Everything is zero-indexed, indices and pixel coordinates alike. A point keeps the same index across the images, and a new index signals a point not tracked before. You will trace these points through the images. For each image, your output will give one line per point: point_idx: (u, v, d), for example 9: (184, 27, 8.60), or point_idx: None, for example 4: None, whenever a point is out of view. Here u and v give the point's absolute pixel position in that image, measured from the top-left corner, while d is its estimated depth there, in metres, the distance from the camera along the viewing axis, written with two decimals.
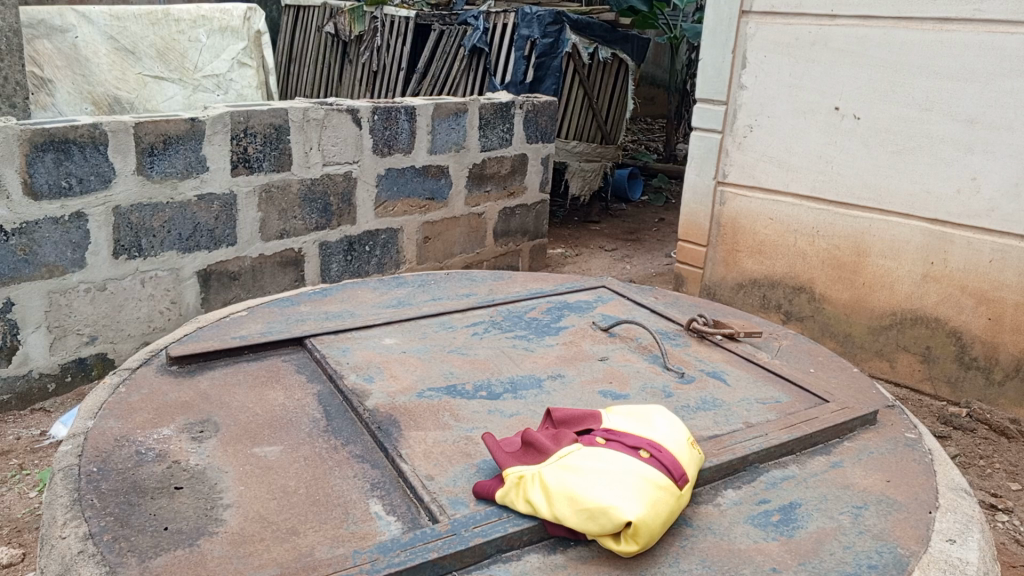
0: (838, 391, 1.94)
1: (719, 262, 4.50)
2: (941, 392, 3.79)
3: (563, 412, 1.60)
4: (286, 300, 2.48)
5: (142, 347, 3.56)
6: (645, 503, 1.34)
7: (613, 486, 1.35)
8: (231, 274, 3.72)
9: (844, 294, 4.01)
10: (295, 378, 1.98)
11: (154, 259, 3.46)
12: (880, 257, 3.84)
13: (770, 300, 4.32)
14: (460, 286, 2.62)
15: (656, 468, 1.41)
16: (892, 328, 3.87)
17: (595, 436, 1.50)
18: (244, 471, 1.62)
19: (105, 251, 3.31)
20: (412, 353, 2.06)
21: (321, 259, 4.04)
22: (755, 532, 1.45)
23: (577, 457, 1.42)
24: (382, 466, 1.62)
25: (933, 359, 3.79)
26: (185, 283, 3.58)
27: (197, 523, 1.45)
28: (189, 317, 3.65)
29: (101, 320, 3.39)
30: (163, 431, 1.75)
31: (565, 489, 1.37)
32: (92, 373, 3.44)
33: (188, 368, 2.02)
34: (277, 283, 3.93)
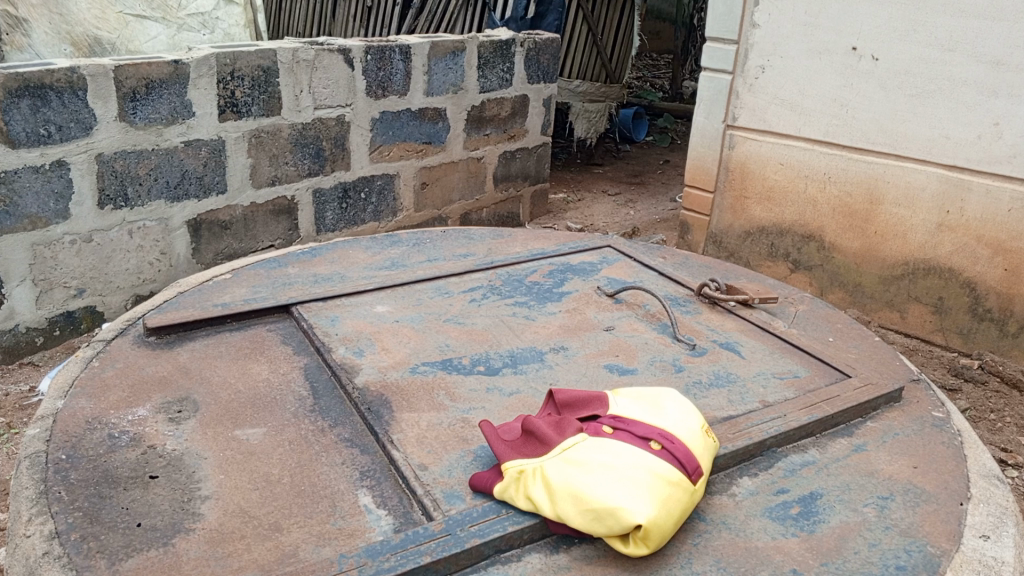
0: (860, 364, 1.82)
1: (727, 209, 4.34)
2: (952, 343, 3.68)
3: (565, 394, 1.47)
4: (273, 262, 2.34)
5: (133, 299, 3.44)
6: (656, 503, 1.24)
7: (622, 485, 1.24)
8: (221, 223, 3.57)
9: (854, 243, 3.87)
10: (280, 350, 1.86)
11: (141, 209, 3.30)
12: (893, 205, 3.68)
13: (778, 249, 4.18)
14: (456, 245, 2.48)
15: (668, 462, 1.30)
16: (904, 278, 3.74)
17: (601, 424, 1.39)
18: (225, 457, 1.51)
19: (89, 201, 3.15)
20: (405, 323, 1.93)
21: (314, 207, 3.88)
22: (773, 528, 1.35)
23: (582, 451, 1.30)
24: (373, 452, 1.51)
25: (944, 311, 3.67)
26: (175, 234, 3.44)
27: (173, 518, 1.35)
28: (179, 269, 3.52)
29: (88, 273, 3.26)
30: (139, 411, 1.64)
31: (570, 487, 1.26)
32: (81, 326, 3.33)
33: (166, 340, 1.89)
34: (269, 232, 3.78)
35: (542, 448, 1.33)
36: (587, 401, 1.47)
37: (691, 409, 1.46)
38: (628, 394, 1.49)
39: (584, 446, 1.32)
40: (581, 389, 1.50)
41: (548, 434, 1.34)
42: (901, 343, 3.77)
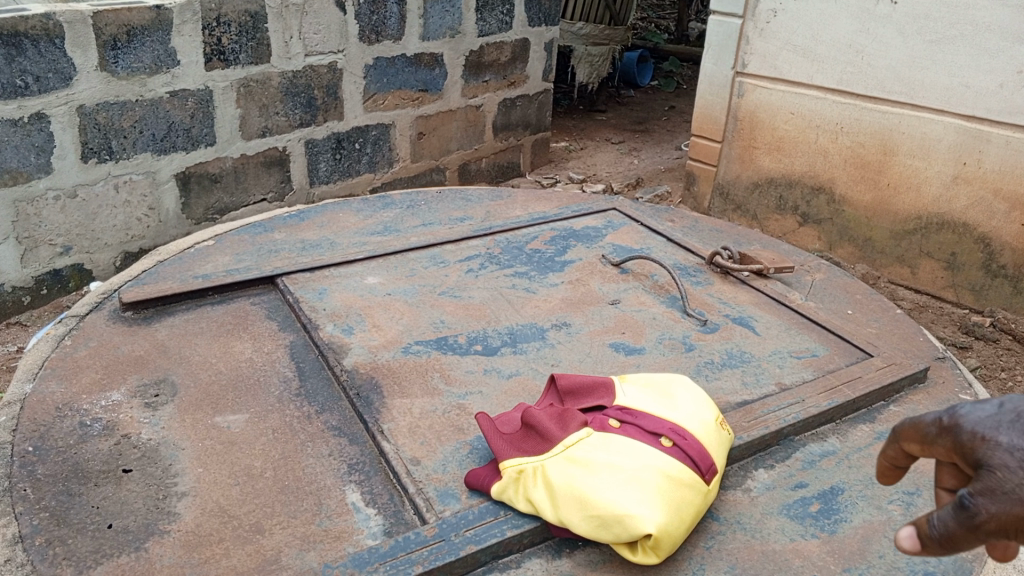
0: (881, 341, 1.71)
1: (735, 159, 4.14)
2: (963, 299, 3.56)
3: (569, 381, 1.37)
4: (259, 227, 2.21)
5: (122, 256, 3.24)
6: (667, 509, 1.14)
7: (630, 490, 1.14)
8: (211, 176, 3.36)
9: (866, 195, 3.69)
10: (264, 326, 1.75)
11: (126, 162, 3.08)
12: (908, 155, 3.51)
13: (787, 201, 4.00)
14: (453, 208, 2.35)
15: (680, 461, 1.20)
16: (916, 233, 3.59)
17: (607, 417, 1.28)
18: (204, 448, 1.41)
19: (71, 155, 2.93)
20: (398, 296, 1.81)
21: (307, 158, 3.67)
22: (791, 528, 1.26)
23: (587, 450, 1.20)
24: (362, 442, 1.41)
25: (957, 267, 3.54)
26: (163, 188, 3.22)
27: (146, 519, 1.26)
28: (169, 224, 3.33)
29: (74, 230, 3.06)
30: (113, 395, 1.54)
31: (573, 490, 1.16)
32: (70, 285, 3.15)
33: (143, 315, 1.78)
34: (261, 185, 3.57)
35: (544, 444, 1.23)
36: (592, 390, 1.36)
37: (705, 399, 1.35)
38: (637, 382, 1.38)
39: (589, 443, 1.22)
40: (586, 375, 1.39)
41: (550, 428, 1.24)
42: (910, 300, 3.63)
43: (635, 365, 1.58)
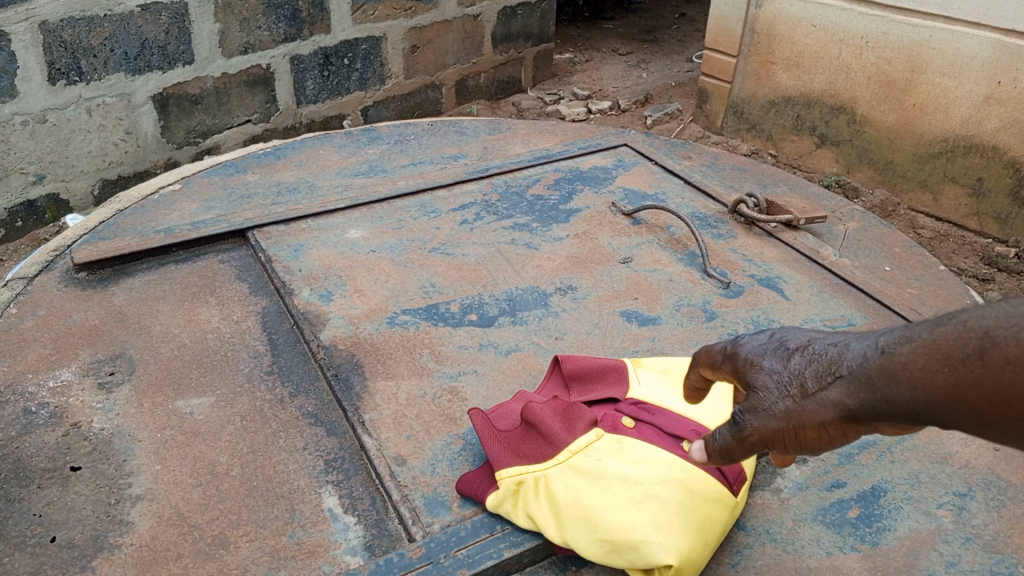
0: (926, 308, 1.52)
1: (750, 76, 3.38)
2: (988, 228, 2.89)
3: (575, 365, 1.19)
4: (231, 167, 2.00)
5: (103, 185, 2.84)
6: (689, 531, 0.98)
7: (645, 510, 0.99)
8: (191, 98, 2.89)
9: (889, 116, 2.97)
10: (233, 289, 1.56)
11: (99, 84, 2.65)
12: (940, 69, 2.77)
13: (804, 122, 3.26)
14: (446, 143, 2.14)
15: (706, 471, 1.04)
16: (941, 157, 2.89)
17: (619, 414, 1.11)
18: (163, 440, 1.25)
19: (38, 77, 2.53)
20: (383, 255, 1.62)
21: (292, 75, 3.14)
22: (827, 539, 1.10)
23: (597, 458, 1.04)
24: (342, 433, 1.25)
25: (982, 194, 2.86)
26: (140, 111, 2.78)
27: (94, 531, 1.11)
28: (148, 150, 2.88)
29: (46, 157, 2.67)
30: (62, 374, 1.37)
31: (580, 507, 1.00)
32: (46, 216, 2.79)
33: (99, 276, 1.59)
34: (245, 105, 3.06)
35: (547, 447, 1.06)
36: (601, 375, 1.18)
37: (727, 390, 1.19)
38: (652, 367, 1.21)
39: (599, 448, 1.05)
40: (594, 356, 1.21)
41: (554, 429, 1.07)
42: (930, 230, 2.95)
43: (650, 339, 1.40)
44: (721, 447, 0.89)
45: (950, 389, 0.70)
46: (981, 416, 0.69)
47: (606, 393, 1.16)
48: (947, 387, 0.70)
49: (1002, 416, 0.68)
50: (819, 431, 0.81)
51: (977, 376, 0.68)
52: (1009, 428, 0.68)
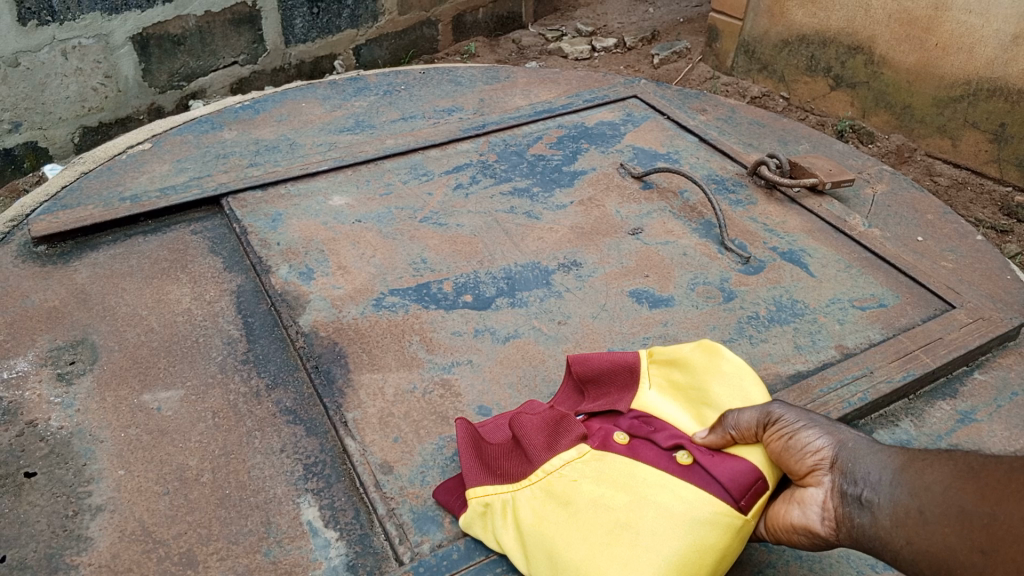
0: (965, 285, 1.38)
1: (763, 11, 2.99)
2: (1008, 176, 2.53)
3: (583, 366, 1.06)
4: (206, 123, 1.84)
5: (82, 134, 2.63)
6: (663, 567, 0.83)
7: (612, 545, 0.86)
8: (173, 37, 2.66)
9: (908, 57, 2.62)
10: (206, 264, 1.43)
11: (73, 24, 2.42)
12: (966, 6, 2.42)
13: (818, 63, 2.90)
14: (438, 94, 1.97)
15: (696, 486, 0.88)
16: (962, 101, 2.55)
17: (616, 428, 0.98)
18: (127, 440, 1.14)
19: (6, 16, 2.28)
20: (369, 225, 1.49)
21: (280, 13, 2.91)
22: (859, 556, 1.00)
23: (572, 479, 0.93)
24: (323, 433, 1.13)
25: (1004, 140, 2.51)
26: (120, 53, 2.56)
27: (48, 548, 1.00)
28: (130, 94, 2.66)
29: (21, 103, 2.46)
30: (19, 364, 1.25)
31: (545, 536, 0.89)
32: (24, 166, 2.57)
33: (60, 250, 1.46)
34: (231, 47, 2.84)
35: (524, 465, 0.96)
36: (613, 375, 1.04)
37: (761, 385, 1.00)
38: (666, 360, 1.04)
39: (578, 468, 0.94)
40: (608, 352, 1.06)
41: (533, 444, 0.97)
42: (945, 177, 2.62)
43: (663, 323, 1.27)
44: (731, 432, 0.91)
45: (899, 462, 0.81)
46: (895, 490, 0.79)
47: (616, 397, 1.02)
48: (900, 465, 0.80)
49: (908, 493, 0.78)
50: (810, 451, 0.87)
51: (926, 460, 0.78)
52: (907, 508, 0.77)
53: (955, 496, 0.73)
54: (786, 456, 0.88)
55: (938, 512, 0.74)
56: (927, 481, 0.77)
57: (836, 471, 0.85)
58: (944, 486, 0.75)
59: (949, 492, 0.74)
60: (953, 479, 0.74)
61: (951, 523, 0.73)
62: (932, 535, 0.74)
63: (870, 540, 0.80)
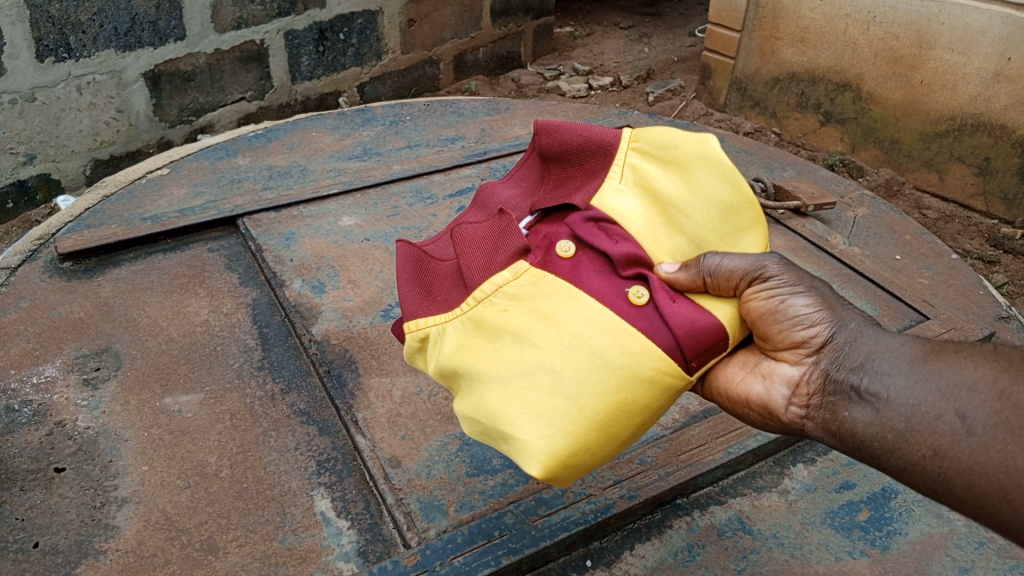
0: (938, 299, 1.47)
1: (754, 50, 3.12)
2: (994, 209, 2.65)
3: (551, 139, 0.98)
4: (221, 150, 1.95)
5: (94, 166, 2.73)
6: (578, 418, 0.80)
7: (527, 389, 0.81)
8: (184, 74, 2.78)
9: (895, 93, 2.73)
10: (223, 280, 1.51)
11: (88, 61, 2.53)
12: (948, 45, 2.52)
13: (808, 100, 3.02)
14: (443, 124, 2.08)
15: (641, 331, 0.84)
16: (948, 135, 2.65)
17: (563, 236, 0.90)
18: (150, 439, 1.21)
19: (26, 54, 2.40)
20: (377, 244, 1.58)
21: (287, 51, 3.03)
22: (837, 543, 1.07)
23: (500, 309, 0.86)
24: (334, 432, 1.21)
25: (989, 174, 2.62)
26: (131, 89, 2.67)
27: (79, 535, 1.07)
28: (141, 128, 2.77)
29: (36, 136, 2.56)
30: (47, 370, 1.32)
31: (466, 370, 0.86)
32: (37, 197, 2.69)
33: (85, 266, 1.54)
34: (239, 83, 2.96)
35: (459, 291, 0.91)
36: (582, 156, 0.98)
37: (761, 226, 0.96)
38: (661, 156, 0.95)
39: (512, 294, 0.87)
40: (580, 128, 0.98)
41: (470, 266, 0.91)
42: (934, 210, 2.72)
43: None
44: (706, 278, 0.88)
45: (921, 362, 0.85)
46: (923, 392, 0.82)
47: (578, 186, 0.96)
48: (931, 369, 0.83)
49: (938, 394, 0.81)
50: (792, 336, 0.93)
51: (967, 362, 0.81)
52: (943, 413, 0.80)
53: (1010, 404, 0.76)
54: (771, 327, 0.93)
55: (984, 419, 0.77)
56: (967, 380, 0.80)
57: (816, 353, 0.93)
58: (995, 393, 0.77)
59: (1002, 399, 0.76)
60: (1006, 385, 0.77)
61: (1000, 433, 0.75)
62: (976, 445, 0.76)
63: (881, 437, 0.84)
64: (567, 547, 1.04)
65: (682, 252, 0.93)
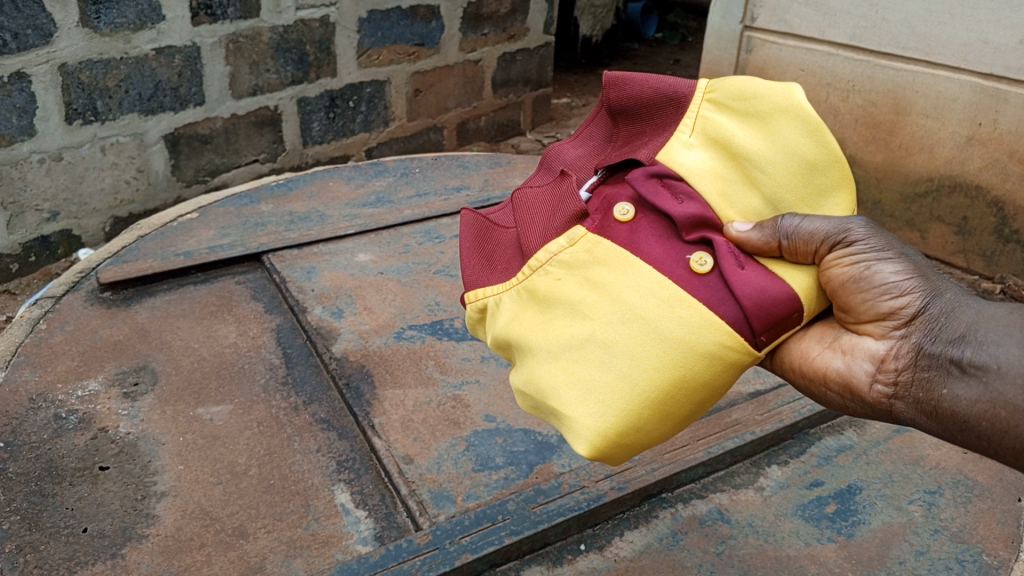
0: None
1: None
2: (973, 266, 2.77)
3: (620, 93, 1.01)
4: (245, 198, 2.11)
5: (114, 223, 2.75)
6: (628, 395, 0.86)
7: (578, 367, 0.88)
8: (201, 137, 2.84)
9: (876, 157, 2.91)
10: (249, 308, 1.66)
11: (113, 124, 2.59)
12: (924, 111, 2.72)
13: None
14: (450, 176, 2.26)
15: (702, 302, 0.88)
16: (927, 196, 2.81)
17: (626, 198, 0.94)
18: (184, 443, 1.33)
19: (55, 117, 2.46)
20: (390, 276, 1.73)
21: (299, 117, 3.10)
22: (806, 531, 1.19)
23: (555, 279, 0.94)
24: (352, 436, 1.33)
25: (967, 233, 2.76)
26: (152, 150, 2.72)
27: (123, 522, 1.19)
28: (159, 188, 2.81)
29: (61, 193, 2.58)
30: (90, 384, 1.46)
31: (524, 346, 0.94)
32: (58, 251, 2.68)
33: (122, 295, 1.69)
34: (252, 145, 3.02)
35: (517, 260, 1.01)
36: (653, 109, 1.00)
37: (844, 185, 0.98)
38: (739, 108, 0.96)
39: (568, 270, 0.94)
40: (651, 80, 1.00)
41: (527, 235, 0.99)
42: None
43: None
44: (781, 241, 0.90)
45: None
46: None
47: (647, 140, 0.99)
48: None
49: None
50: (876, 308, 0.97)
51: None
52: None
53: None
54: (856, 300, 0.97)
55: None
56: None
57: (902, 327, 0.97)
58: None
59: None
60: None
61: None
62: None
63: (995, 412, 0.86)
64: (563, 532, 1.15)
65: (756, 212, 0.96)
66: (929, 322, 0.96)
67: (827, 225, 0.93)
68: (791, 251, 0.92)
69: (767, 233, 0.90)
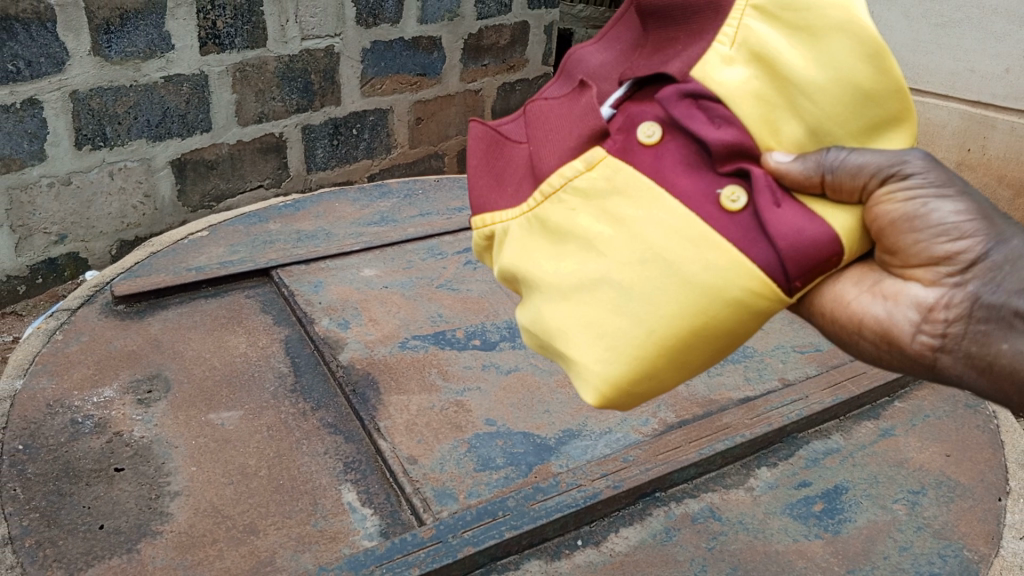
0: None
1: None
2: None
3: None
4: (254, 217, 2.18)
5: (120, 246, 2.82)
6: (641, 340, 0.85)
7: (592, 310, 0.87)
8: (207, 163, 2.88)
9: None
10: (258, 320, 1.72)
11: (122, 149, 2.65)
12: None
13: None
14: (452, 198, 2.33)
15: (731, 243, 0.84)
16: None
17: (653, 122, 0.89)
18: (197, 446, 1.39)
19: (66, 142, 2.52)
20: (395, 290, 1.80)
21: (303, 143, 3.12)
22: (794, 528, 1.24)
23: (570, 210, 0.92)
24: (358, 439, 1.39)
25: None
26: (159, 175, 2.78)
27: (138, 519, 1.24)
28: (164, 212, 2.86)
29: (69, 218, 2.65)
30: (105, 392, 1.51)
31: (532, 279, 0.94)
32: (65, 274, 2.74)
33: (136, 308, 1.76)
34: (257, 171, 3.05)
35: (528, 183, 0.98)
36: (688, 12, 0.91)
37: (899, 117, 0.88)
38: (788, 20, 0.85)
39: (584, 202, 0.91)
40: None
41: (539, 155, 0.96)
42: None
43: None
44: (824, 176, 0.84)
45: None
46: None
47: (680, 49, 0.91)
48: None
49: None
50: (927, 256, 0.90)
51: None
52: None
53: None
54: (906, 242, 0.89)
55: None
56: None
57: (957, 275, 0.90)
58: None
59: None
60: None
61: None
62: None
63: None
64: (561, 528, 1.20)
65: (799, 143, 0.87)
66: (990, 271, 0.88)
67: (877, 159, 0.86)
68: (835, 189, 0.85)
69: (809, 167, 0.83)
